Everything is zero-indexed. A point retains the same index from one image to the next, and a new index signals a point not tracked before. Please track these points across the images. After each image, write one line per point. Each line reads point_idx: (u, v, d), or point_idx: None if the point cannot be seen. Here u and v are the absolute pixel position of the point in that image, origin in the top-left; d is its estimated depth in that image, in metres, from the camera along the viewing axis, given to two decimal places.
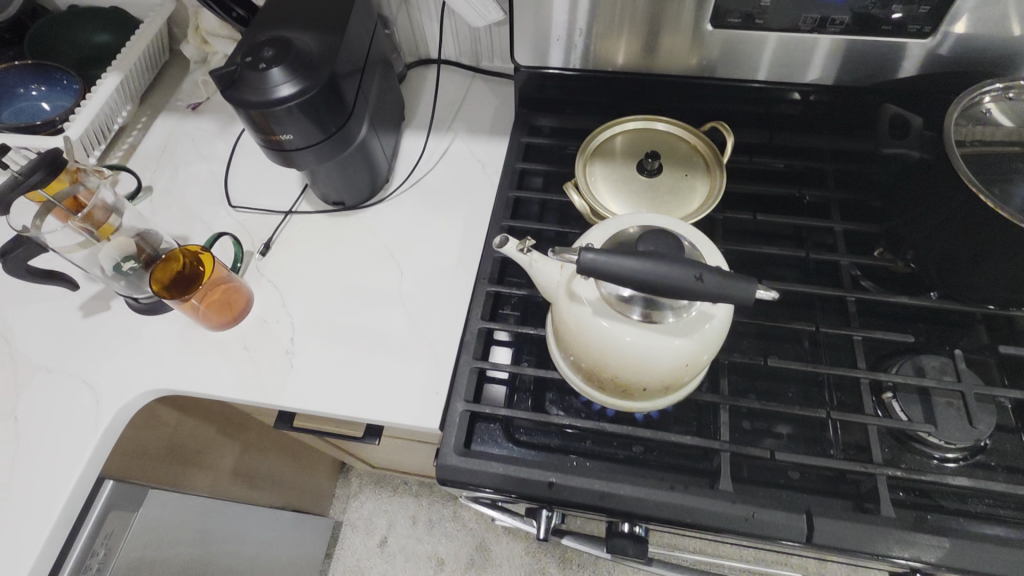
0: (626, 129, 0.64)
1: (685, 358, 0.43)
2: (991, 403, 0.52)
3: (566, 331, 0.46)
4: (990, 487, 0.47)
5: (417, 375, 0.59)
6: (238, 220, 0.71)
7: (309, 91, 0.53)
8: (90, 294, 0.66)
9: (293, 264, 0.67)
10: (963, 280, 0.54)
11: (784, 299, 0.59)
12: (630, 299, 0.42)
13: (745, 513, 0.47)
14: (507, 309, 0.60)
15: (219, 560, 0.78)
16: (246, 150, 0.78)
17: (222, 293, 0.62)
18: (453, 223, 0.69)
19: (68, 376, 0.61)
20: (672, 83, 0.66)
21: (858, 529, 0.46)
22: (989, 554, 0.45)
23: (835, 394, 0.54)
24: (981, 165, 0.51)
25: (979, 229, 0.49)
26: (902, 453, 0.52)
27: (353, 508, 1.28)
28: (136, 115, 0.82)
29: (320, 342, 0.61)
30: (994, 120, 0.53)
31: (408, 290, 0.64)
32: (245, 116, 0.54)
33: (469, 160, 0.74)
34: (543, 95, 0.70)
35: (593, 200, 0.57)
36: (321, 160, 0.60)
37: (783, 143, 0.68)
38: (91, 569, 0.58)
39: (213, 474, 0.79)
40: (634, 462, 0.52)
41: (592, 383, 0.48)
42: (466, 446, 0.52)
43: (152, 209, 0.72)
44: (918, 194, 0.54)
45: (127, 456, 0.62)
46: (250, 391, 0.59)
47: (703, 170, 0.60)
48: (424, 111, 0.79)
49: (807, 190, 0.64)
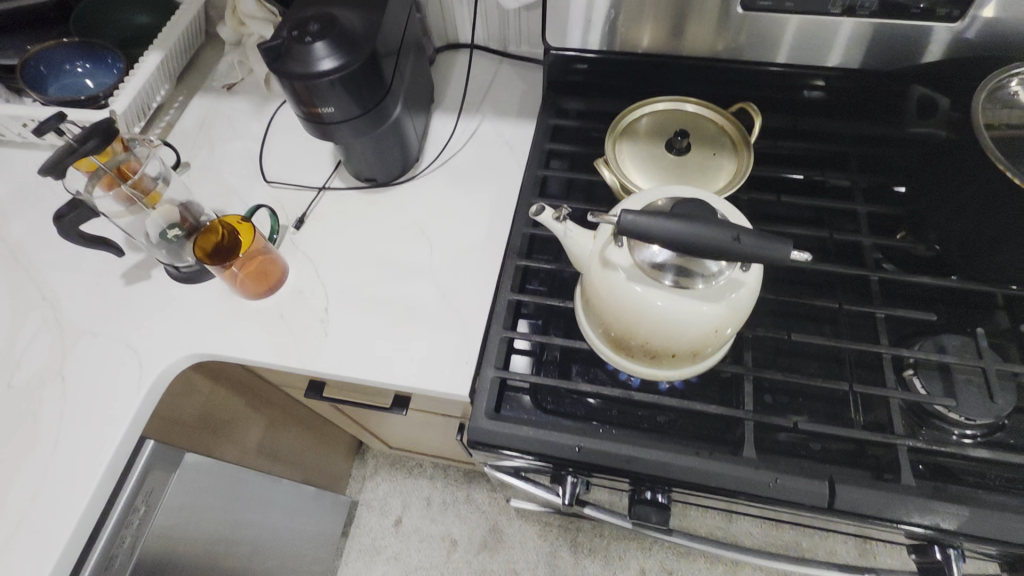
0: (654, 110, 0.65)
1: (714, 324, 0.45)
2: (1011, 381, 0.53)
3: (597, 298, 0.48)
4: (1009, 460, 0.48)
5: (448, 345, 0.61)
6: (272, 195, 0.73)
7: (351, 65, 0.55)
8: (133, 262, 0.69)
9: (326, 237, 0.69)
10: (985, 261, 0.55)
11: (806, 279, 0.60)
12: (663, 266, 0.43)
13: (768, 479, 0.48)
14: (534, 284, 0.62)
15: (246, 527, 0.81)
16: (280, 129, 0.80)
17: (259, 263, 0.64)
18: (482, 202, 0.70)
19: (113, 340, 0.64)
20: (699, 67, 0.67)
21: (878, 496, 0.47)
22: (1007, 524, 0.46)
23: (857, 370, 0.55)
24: (1007, 146, 0.52)
25: (1004, 207, 0.50)
26: (922, 428, 0.53)
27: (369, 488, 1.30)
28: (173, 94, 0.85)
29: (353, 311, 0.63)
30: (1020, 103, 0.54)
31: (438, 263, 0.66)
32: (288, 88, 0.56)
33: (496, 141, 0.75)
34: (571, 78, 0.72)
35: (622, 176, 0.58)
36: (358, 134, 0.62)
37: (809, 129, 0.69)
38: (132, 525, 0.60)
39: (242, 443, 0.81)
40: (658, 431, 0.53)
41: (621, 351, 0.50)
42: (496, 412, 0.54)
43: (190, 183, 0.75)
44: (944, 174, 0.55)
45: (165, 420, 0.65)
46: (286, 356, 0.62)
47: (730, 150, 0.61)
48: (453, 93, 0.81)
49: (831, 173, 0.64)
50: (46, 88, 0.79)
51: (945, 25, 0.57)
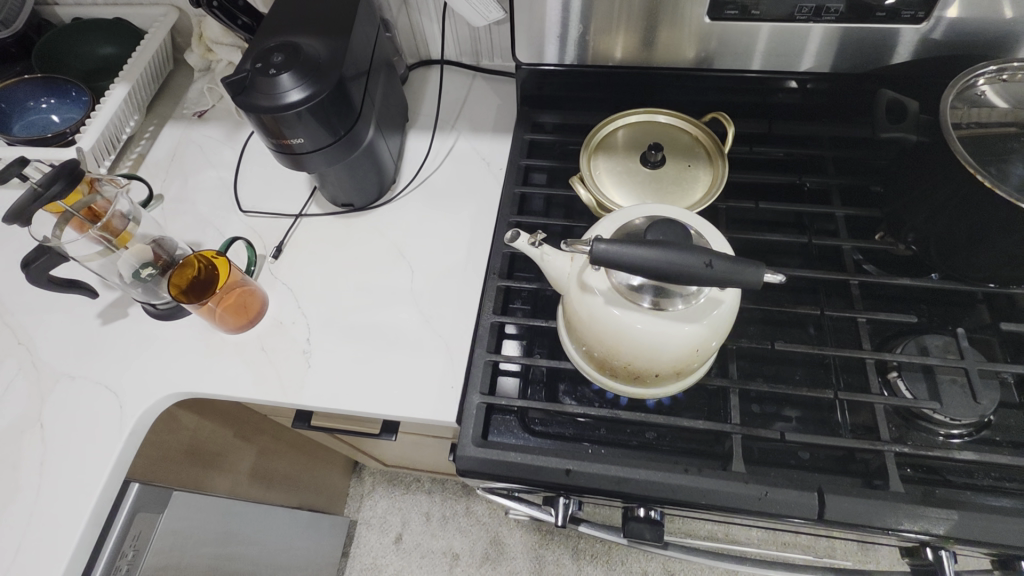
0: (628, 122, 0.65)
1: (695, 343, 0.44)
2: (994, 379, 0.53)
3: (578, 321, 0.47)
4: (995, 460, 0.48)
5: (434, 370, 0.60)
6: (249, 224, 0.72)
7: (319, 95, 0.55)
8: (108, 301, 0.68)
9: (305, 265, 0.68)
10: (962, 260, 0.55)
11: (788, 285, 0.60)
12: (640, 288, 0.43)
13: (758, 492, 0.48)
14: (517, 304, 0.62)
15: (240, 560, 0.79)
16: (254, 156, 0.79)
17: (238, 296, 0.63)
18: (462, 221, 0.70)
19: (92, 383, 0.63)
20: (671, 76, 0.67)
21: (868, 504, 0.47)
22: (996, 525, 0.46)
23: (842, 376, 0.55)
24: (979, 146, 0.52)
25: (978, 208, 0.50)
26: (909, 431, 0.53)
27: (367, 507, 1.29)
28: (144, 124, 0.83)
29: (336, 340, 0.63)
30: (988, 102, 0.54)
31: (420, 287, 0.65)
32: (255, 120, 0.55)
33: (473, 159, 0.75)
34: (544, 92, 0.71)
35: (599, 193, 0.58)
36: (331, 162, 0.62)
37: (784, 132, 0.69)
38: (121, 570, 0.58)
39: (232, 476, 0.80)
40: (647, 448, 0.53)
41: (604, 371, 0.50)
42: (483, 437, 0.54)
43: (165, 217, 0.74)
44: (918, 176, 0.55)
45: (150, 459, 0.63)
46: (269, 391, 0.61)
47: (706, 160, 0.61)
48: (427, 111, 0.80)
49: (808, 177, 0.65)
50: (11, 126, 0.77)
51: (911, 27, 0.57)
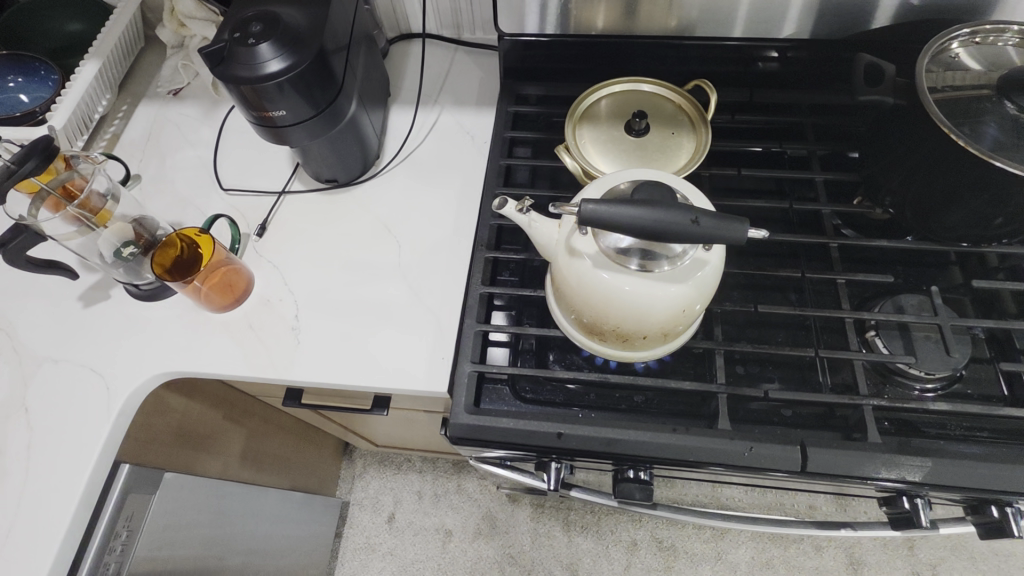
0: (612, 92, 0.65)
1: (681, 304, 0.45)
2: (966, 334, 0.55)
3: (567, 286, 0.48)
4: (966, 410, 0.50)
5: (424, 343, 0.60)
6: (231, 203, 0.71)
7: (299, 65, 0.54)
8: (88, 284, 0.66)
9: (290, 242, 0.68)
10: (937, 221, 0.57)
11: (770, 250, 0.61)
12: (628, 251, 0.44)
13: (744, 448, 0.50)
14: (505, 275, 0.62)
15: (234, 541, 0.79)
16: (233, 133, 0.77)
17: (223, 275, 0.62)
18: (448, 196, 0.70)
19: (77, 366, 0.62)
20: (653, 46, 0.67)
21: (848, 455, 0.49)
22: (968, 470, 0.49)
23: (822, 335, 0.57)
24: (953, 108, 0.53)
25: (951, 168, 0.52)
26: (886, 386, 0.55)
27: (359, 487, 1.30)
28: (116, 103, 0.81)
29: (324, 316, 0.63)
30: (962, 65, 0.55)
31: (407, 261, 0.65)
32: (235, 93, 0.54)
33: (457, 133, 0.74)
34: (527, 64, 0.71)
35: (584, 161, 0.58)
36: (313, 136, 0.61)
37: (764, 100, 0.69)
38: (115, 551, 0.59)
39: (223, 457, 0.79)
40: (636, 410, 0.54)
41: (594, 336, 0.51)
42: (476, 405, 0.54)
43: (144, 196, 0.72)
44: (894, 139, 0.56)
45: (140, 442, 0.63)
46: (259, 367, 0.61)
47: (689, 128, 0.62)
48: (409, 85, 0.79)
49: (788, 144, 0.65)
50: None
51: None
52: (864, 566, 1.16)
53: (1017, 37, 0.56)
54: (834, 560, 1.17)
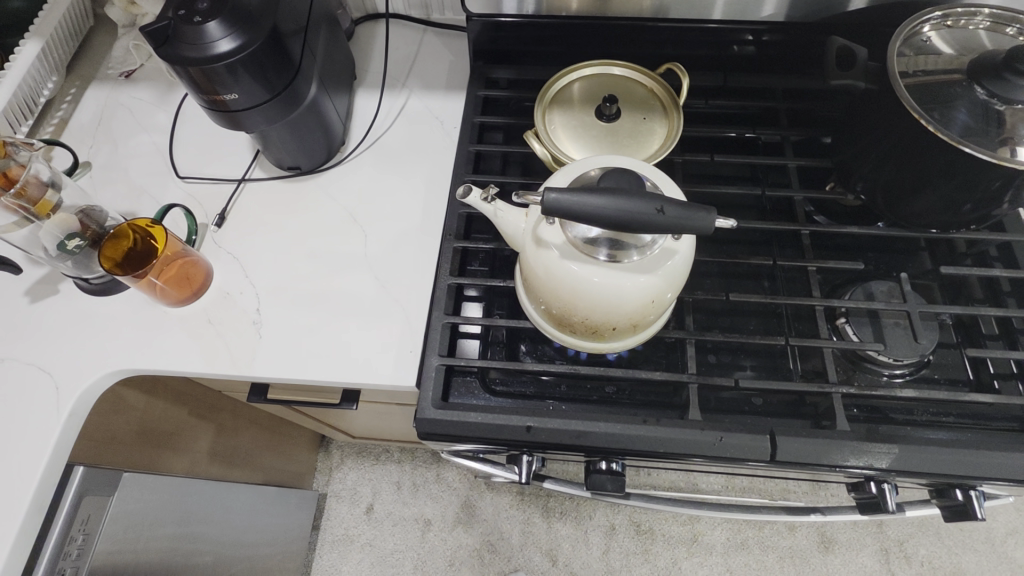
0: (583, 75, 0.63)
1: (651, 294, 0.44)
2: (934, 320, 0.55)
3: (535, 278, 0.47)
4: (933, 396, 0.51)
5: (391, 336, 0.59)
6: (188, 191, 0.68)
7: (251, 45, 0.51)
8: (35, 278, 0.63)
9: (251, 233, 0.65)
10: (907, 207, 0.56)
11: (743, 237, 0.61)
12: (596, 241, 0.42)
13: (714, 438, 0.49)
14: (475, 265, 0.61)
15: (204, 539, 0.78)
16: (190, 118, 0.74)
17: (180, 267, 0.59)
18: (416, 184, 0.67)
19: (23, 365, 0.59)
20: (626, 28, 0.65)
21: (818, 443, 0.49)
22: (934, 456, 0.49)
23: (793, 323, 0.56)
24: (923, 93, 0.52)
25: (921, 154, 0.51)
26: (855, 373, 0.55)
27: (337, 479, 1.29)
28: (64, 86, 0.77)
29: (288, 309, 0.60)
30: (933, 48, 0.54)
31: (374, 251, 0.63)
32: (183, 75, 0.51)
33: (426, 117, 0.72)
34: (497, 46, 0.68)
35: (554, 147, 0.56)
36: (270, 120, 0.58)
37: (738, 85, 0.68)
38: (71, 556, 0.56)
39: (190, 455, 0.77)
40: (608, 402, 0.53)
41: (563, 328, 0.50)
42: (444, 400, 0.53)
43: (94, 185, 0.68)
44: (866, 124, 0.55)
45: (96, 441, 0.61)
46: (219, 364, 0.58)
47: (661, 113, 0.60)
48: (376, 68, 0.76)
49: (762, 130, 0.65)
50: None
51: None
52: (836, 544, 1.19)
53: (989, 20, 0.55)
54: (807, 539, 1.20)
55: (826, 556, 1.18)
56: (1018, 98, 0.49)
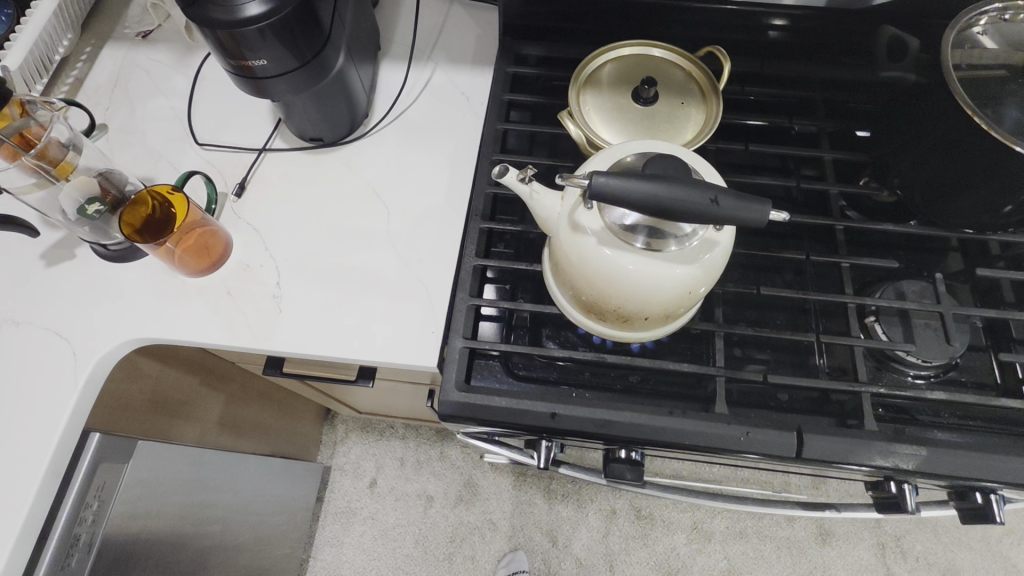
0: (619, 55, 0.61)
1: (686, 286, 0.43)
2: (965, 323, 0.54)
3: (567, 263, 0.46)
4: (962, 399, 0.50)
5: (413, 316, 0.58)
6: (207, 159, 0.66)
7: (282, 10, 0.49)
8: (50, 241, 0.62)
9: (272, 204, 0.64)
10: (945, 207, 0.55)
11: (774, 230, 0.59)
12: (634, 228, 0.41)
13: (739, 433, 0.49)
14: (499, 247, 0.59)
15: (213, 507, 0.78)
16: (209, 83, 0.72)
17: (198, 237, 0.58)
18: (440, 161, 0.66)
19: (39, 329, 0.58)
20: (664, 8, 0.63)
21: (843, 442, 0.48)
22: (960, 459, 0.48)
23: (822, 320, 0.56)
24: (975, 88, 0.50)
25: (968, 152, 0.50)
26: (881, 372, 0.54)
27: (341, 453, 1.29)
28: (79, 44, 0.74)
29: (308, 284, 0.59)
30: (987, 43, 0.52)
31: (397, 228, 0.62)
32: (210, 37, 0.49)
33: (452, 93, 0.70)
34: (529, 21, 0.66)
35: (589, 129, 0.55)
36: (297, 89, 0.57)
37: (775, 72, 0.66)
38: (86, 521, 0.57)
39: (200, 424, 0.77)
40: (631, 391, 0.53)
41: (592, 315, 0.49)
42: (467, 382, 0.53)
43: (111, 148, 0.67)
44: (910, 119, 0.53)
45: (112, 409, 0.60)
46: (238, 336, 0.58)
47: (699, 98, 0.59)
48: (401, 39, 0.74)
49: (798, 120, 0.63)
50: None
51: None
52: (833, 536, 1.21)
53: None
54: (805, 530, 1.21)
55: (823, 548, 1.20)
56: None
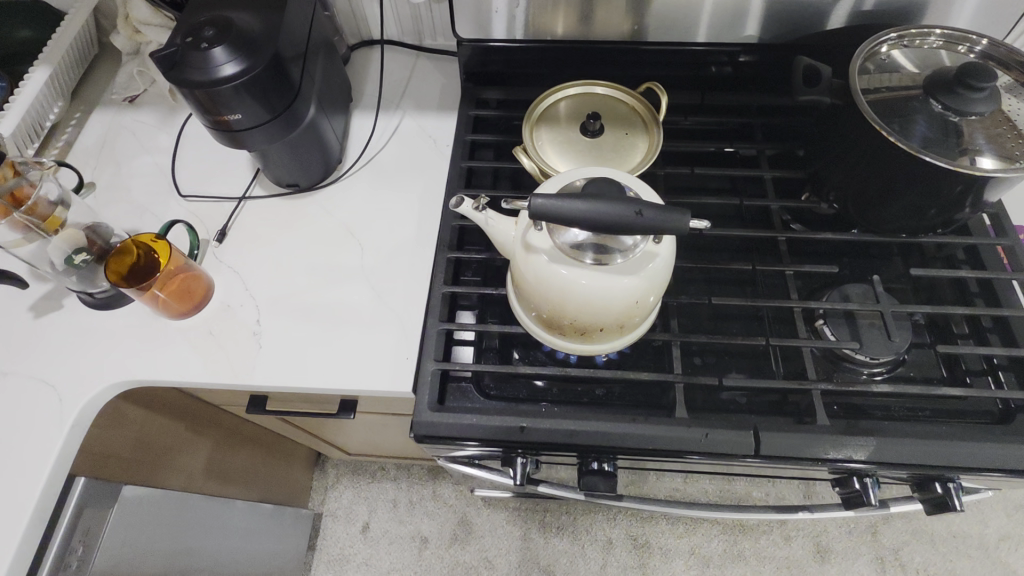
0: (568, 95, 0.66)
1: (634, 295, 0.47)
2: (906, 320, 0.58)
3: (525, 283, 0.49)
4: (907, 391, 0.53)
5: (387, 344, 0.61)
6: (189, 209, 0.70)
7: (254, 69, 0.54)
8: (39, 294, 0.65)
9: (251, 247, 0.67)
10: (877, 213, 0.59)
11: (724, 245, 0.64)
12: (582, 246, 0.45)
13: (700, 435, 0.51)
14: (468, 275, 0.63)
15: (201, 555, 0.77)
16: (192, 139, 0.76)
17: (182, 282, 0.61)
18: (410, 199, 0.70)
19: (26, 378, 0.60)
20: (609, 50, 0.69)
21: (799, 438, 0.51)
22: (909, 447, 0.51)
23: (774, 325, 0.59)
24: (885, 106, 0.55)
25: (885, 164, 0.55)
26: (835, 371, 0.57)
27: (332, 499, 1.29)
28: (70, 111, 0.80)
29: (286, 321, 0.62)
30: (895, 65, 0.58)
31: (371, 263, 0.66)
32: (189, 96, 0.54)
33: (420, 136, 0.75)
34: (487, 69, 0.72)
35: (542, 161, 0.59)
36: (271, 140, 0.61)
37: (715, 102, 0.72)
38: (70, 567, 0.57)
39: (187, 470, 0.77)
40: (598, 403, 0.55)
41: (553, 331, 0.52)
42: (439, 404, 0.55)
43: (98, 204, 0.71)
44: (833, 137, 0.59)
45: (96, 455, 0.62)
46: (220, 374, 0.60)
47: (643, 128, 0.64)
48: (371, 90, 0.80)
49: (739, 144, 0.68)
50: None
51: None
52: (832, 554, 1.20)
53: (940, 40, 0.59)
54: (803, 548, 1.20)
55: (823, 567, 1.19)
56: (971, 109, 0.52)
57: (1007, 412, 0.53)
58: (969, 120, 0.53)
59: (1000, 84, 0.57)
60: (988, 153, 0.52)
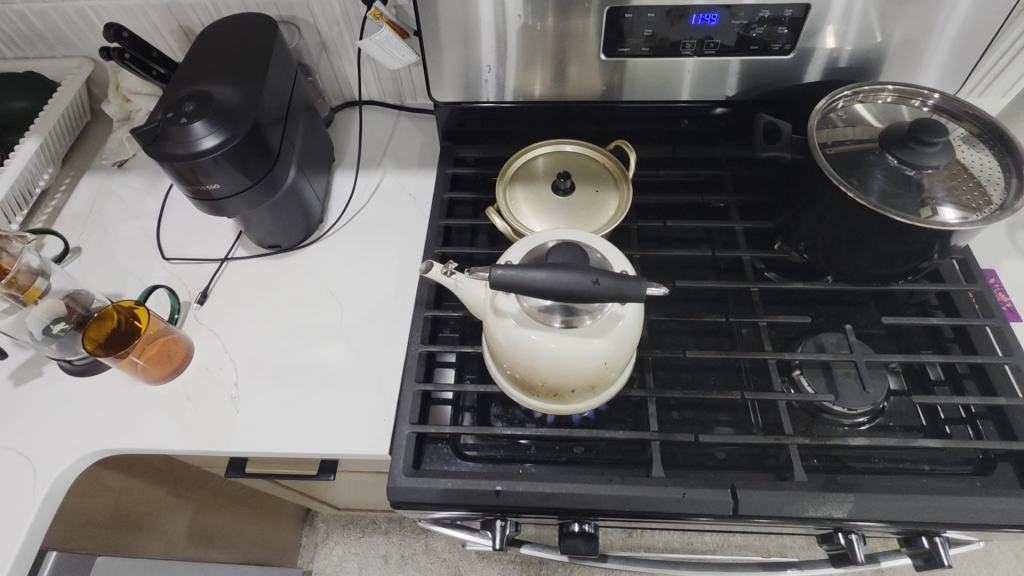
0: (539, 154, 0.68)
1: (603, 356, 0.47)
2: (882, 369, 0.58)
3: (497, 345, 0.49)
4: (884, 443, 0.52)
5: (364, 406, 0.60)
6: (172, 272, 0.71)
7: (232, 140, 0.56)
8: (19, 361, 0.65)
9: (231, 309, 0.68)
10: (847, 262, 0.60)
11: (699, 296, 0.64)
12: (549, 310, 0.45)
13: (677, 494, 0.51)
14: (446, 332, 0.63)
15: None
16: (178, 202, 0.78)
17: (161, 346, 0.62)
18: (390, 257, 0.71)
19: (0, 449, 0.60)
20: (581, 110, 0.71)
21: (777, 495, 0.50)
22: (889, 502, 0.50)
23: (751, 377, 0.59)
24: (845, 161, 0.57)
25: (848, 218, 0.56)
26: (815, 424, 0.56)
27: (322, 556, 1.25)
28: (59, 177, 0.82)
29: (264, 384, 0.62)
30: (851, 121, 0.59)
31: (350, 322, 0.66)
32: (169, 169, 0.56)
33: (400, 194, 0.77)
34: (464, 128, 0.75)
35: (514, 221, 0.61)
36: (251, 205, 0.62)
37: (685, 155, 0.74)
38: None
39: (166, 535, 0.76)
40: (576, 462, 0.55)
41: (527, 392, 0.52)
42: (415, 467, 0.54)
43: (83, 268, 0.72)
44: (797, 190, 0.60)
45: (71, 526, 0.61)
46: (195, 440, 0.59)
47: (613, 185, 0.65)
48: (353, 150, 0.82)
49: (710, 196, 0.70)
50: None
51: (782, 57, 0.64)
52: None
53: (893, 95, 0.61)
54: None
55: None
56: (927, 163, 0.54)
57: (987, 462, 0.53)
58: (927, 173, 0.55)
59: (954, 137, 0.59)
60: (947, 205, 0.54)
